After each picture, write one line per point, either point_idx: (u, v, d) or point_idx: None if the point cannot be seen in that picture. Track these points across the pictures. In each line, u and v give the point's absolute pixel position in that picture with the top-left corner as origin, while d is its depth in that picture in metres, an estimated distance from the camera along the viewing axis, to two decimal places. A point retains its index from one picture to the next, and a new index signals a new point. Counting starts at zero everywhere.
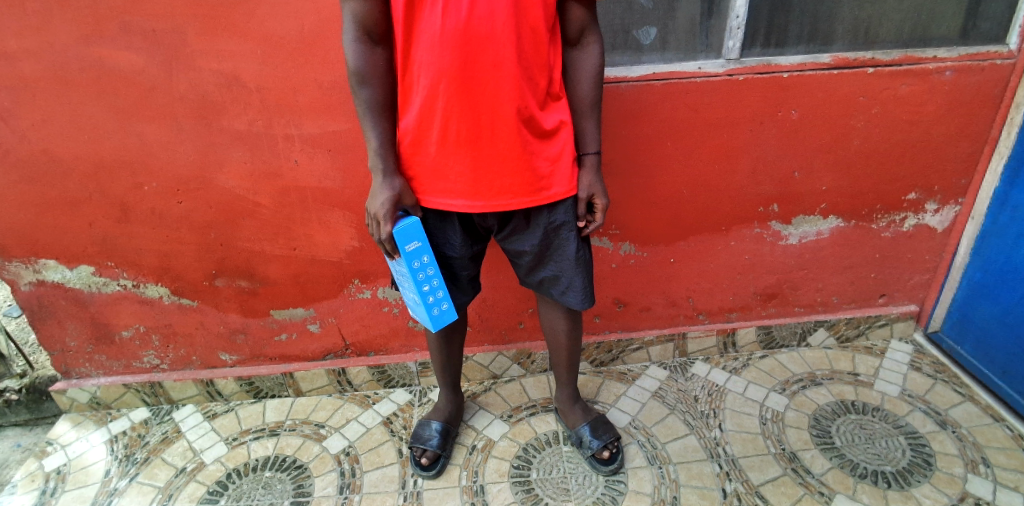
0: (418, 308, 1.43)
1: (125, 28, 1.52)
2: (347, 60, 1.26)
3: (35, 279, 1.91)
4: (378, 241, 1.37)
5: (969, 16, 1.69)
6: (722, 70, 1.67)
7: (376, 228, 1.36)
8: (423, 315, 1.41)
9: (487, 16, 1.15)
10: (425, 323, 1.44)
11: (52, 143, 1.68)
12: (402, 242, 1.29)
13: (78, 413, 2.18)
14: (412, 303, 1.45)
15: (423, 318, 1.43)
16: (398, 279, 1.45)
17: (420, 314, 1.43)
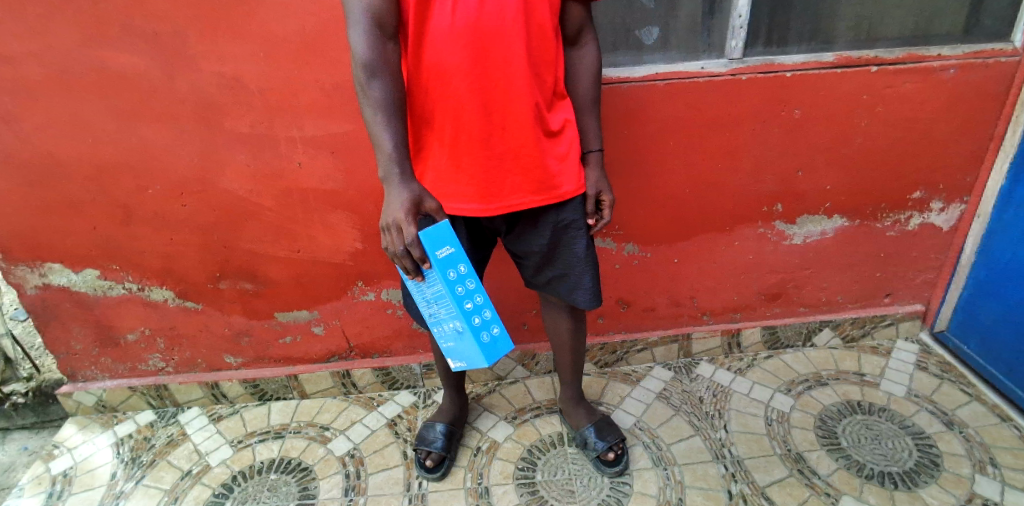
0: (462, 339, 1.34)
1: (126, 30, 1.52)
2: (355, 52, 1.15)
3: (40, 282, 1.92)
4: (401, 260, 1.24)
5: (973, 13, 1.68)
6: (725, 69, 1.66)
7: (397, 235, 1.23)
8: (475, 344, 1.32)
9: (497, 12, 1.15)
10: (475, 356, 1.34)
11: (56, 145, 1.68)
12: (436, 252, 1.21)
13: (84, 416, 2.18)
14: (453, 336, 1.34)
15: (470, 348, 1.34)
16: (430, 312, 1.35)
17: (467, 344, 1.34)
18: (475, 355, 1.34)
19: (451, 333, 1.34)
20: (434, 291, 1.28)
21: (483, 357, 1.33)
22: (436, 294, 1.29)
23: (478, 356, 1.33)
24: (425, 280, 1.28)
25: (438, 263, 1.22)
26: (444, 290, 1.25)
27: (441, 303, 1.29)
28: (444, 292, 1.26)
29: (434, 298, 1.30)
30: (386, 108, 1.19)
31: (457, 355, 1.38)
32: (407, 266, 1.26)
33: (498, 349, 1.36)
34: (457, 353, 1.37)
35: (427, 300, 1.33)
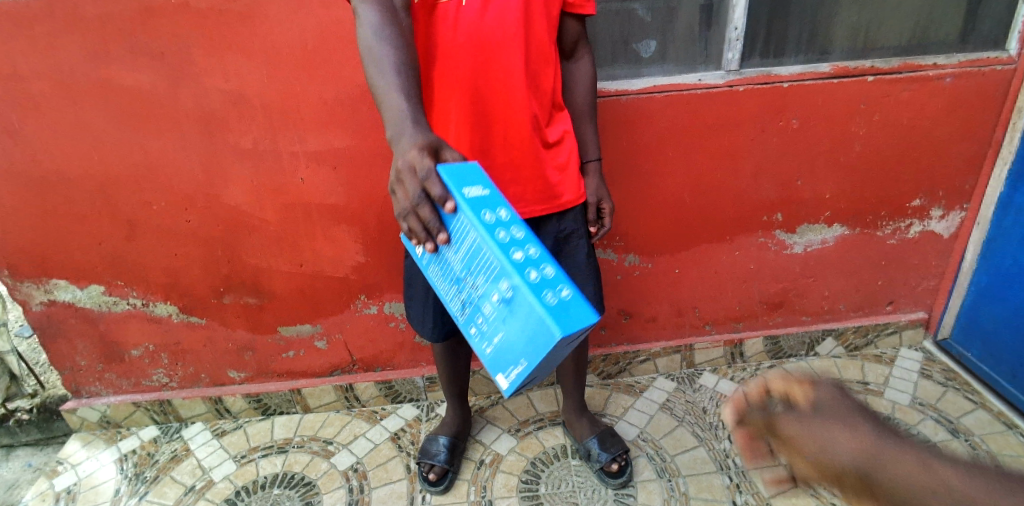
0: (516, 313, 0.95)
1: (133, 49, 1.55)
2: (362, 31, 1.09)
3: (46, 298, 1.94)
4: (420, 209, 0.96)
5: (968, 21, 1.70)
6: (722, 80, 1.68)
7: (409, 182, 0.96)
8: (535, 315, 0.92)
9: (498, 26, 1.18)
10: (539, 338, 0.92)
11: (64, 163, 1.71)
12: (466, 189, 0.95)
13: (88, 431, 2.19)
14: (503, 317, 0.96)
15: (533, 321, 0.93)
16: (468, 294, 1.01)
17: (523, 322, 0.94)
18: (539, 336, 0.92)
19: (500, 309, 0.96)
20: (468, 252, 0.97)
21: (552, 335, 0.90)
22: (471, 257, 0.97)
23: (545, 335, 0.91)
24: (455, 241, 0.98)
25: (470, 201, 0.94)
26: (481, 239, 0.94)
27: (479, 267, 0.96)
28: (481, 242, 0.94)
29: (470, 265, 0.98)
30: (397, 72, 1.06)
31: (513, 348, 0.96)
32: (427, 222, 0.97)
33: (574, 317, 0.94)
34: (513, 348, 0.96)
35: (461, 275, 1.01)
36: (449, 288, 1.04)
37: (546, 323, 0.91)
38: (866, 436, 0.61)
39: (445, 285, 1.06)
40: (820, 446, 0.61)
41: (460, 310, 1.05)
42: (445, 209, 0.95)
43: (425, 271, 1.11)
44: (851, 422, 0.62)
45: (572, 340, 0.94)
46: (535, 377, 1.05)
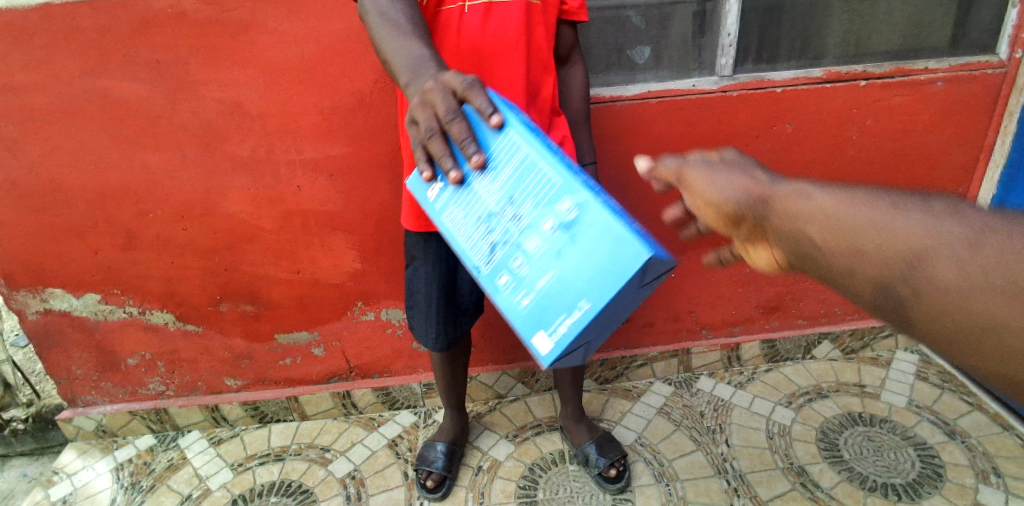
0: (581, 234, 0.81)
1: (129, 60, 1.56)
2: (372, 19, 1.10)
3: (41, 308, 1.94)
4: (456, 123, 0.89)
5: (958, 26, 1.72)
6: (716, 86, 1.70)
7: (443, 99, 0.91)
8: (607, 235, 0.79)
9: (499, 33, 1.20)
10: (614, 263, 0.78)
11: (61, 172, 1.71)
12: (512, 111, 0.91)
13: (83, 441, 2.18)
14: (559, 248, 0.81)
15: (606, 237, 0.79)
16: (507, 230, 0.86)
17: (589, 244, 0.80)
18: (614, 259, 0.78)
19: (558, 231, 0.82)
20: (515, 173, 0.86)
21: (632, 255, 0.77)
22: (519, 178, 0.86)
23: (623, 257, 0.77)
24: (497, 162, 0.88)
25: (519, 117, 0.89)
26: (535, 151, 0.85)
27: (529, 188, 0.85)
28: (535, 155, 0.85)
29: (515, 189, 0.86)
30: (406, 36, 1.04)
31: (577, 277, 0.80)
32: (464, 139, 0.89)
33: (649, 240, 0.81)
34: (574, 285, 0.80)
35: (500, 206, 0.87)
36: (479, 230, 0.89)
37: (623, 243, 0.78)
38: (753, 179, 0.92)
39: (473, 227, 0.90)
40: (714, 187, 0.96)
41: (492, 255, 0.88)
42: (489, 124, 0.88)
43: (442, 221, 0.95)
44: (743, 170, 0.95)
45: (648, 276, 0.80)
46: (585, 345, 0.85)
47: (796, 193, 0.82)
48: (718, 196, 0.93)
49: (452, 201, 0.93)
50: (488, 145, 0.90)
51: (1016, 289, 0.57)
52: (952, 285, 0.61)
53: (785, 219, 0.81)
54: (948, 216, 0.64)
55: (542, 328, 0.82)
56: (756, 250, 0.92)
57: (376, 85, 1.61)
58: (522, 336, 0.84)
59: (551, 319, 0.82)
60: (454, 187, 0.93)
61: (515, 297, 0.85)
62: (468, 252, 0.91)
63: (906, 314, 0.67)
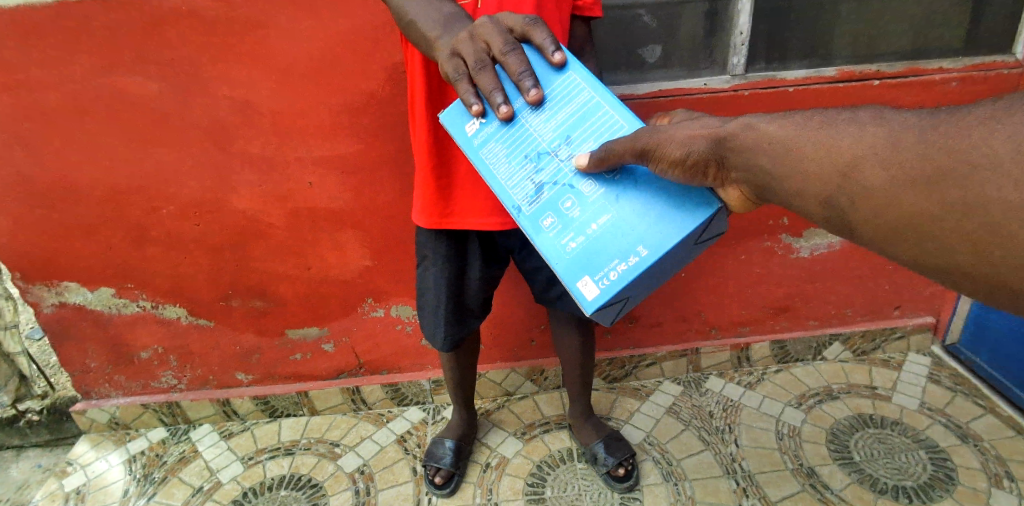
0: (630, 185, 0.94)
1: (143, 59, 1.58)
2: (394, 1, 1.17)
3: (56, 301, 1.96)
4: (516, 55, 0.97)
5: (972, 26, 1.70)
6: (727, 85, 1.69)
7: (502, 34, 0.98)
8: (662, 191, 0.92)
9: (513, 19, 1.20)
10: (670, 216, 0.90)
11: (76, 168, 1.73)
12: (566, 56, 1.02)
13: (97, 433, 2.21)
14: (617, 195, 0.93)
15: (654, 190, 0.92)
16: (562, 172, 0.97)
17: (638, 196, 0.93)
18: (671, 212, 0.90)
19: (611, 179, 0.94)
20: (575, 117, 0.97)
21: (688, 210, 0.90)
22: (579, 123, 0.97)
23: (680, 211, 0.90)
24: (556, 103, 0.98)
25: (578, 64, 1.00)
26: (599, 99, 0.97)
27: (589, 135, 0.96)
28: (597, 104, 0.97)
29: (574, 132, 0.97)
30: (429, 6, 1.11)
31: (624, 222, 0.92)
32: (522, 73, 0.97)
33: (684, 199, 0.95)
34: (628, 232, 0.91)
35: (558, 148, 0.97)
36: (528, 167, 0.99)
37: (678, 202, 0.90)
38: (709, 123, 0.85)
39: (524, 166, 0.99)
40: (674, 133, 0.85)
41: (543, 194, 0.97)
42: (552, 61, 0.98)
43: (485, 157, 1.01)
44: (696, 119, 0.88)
45: (693, 238, 0.92)
46: (621, 296, 0.95)
47: (747, 125, 0.79)
48: (685, 142, 0.83)
49: (501, 138, 1.01)
50: (546, 85, 1.00)
51: (933, 179, 0.62)
52: (883, 186, 0.65)
53: (745, 156, 0.78)
54: (872, 122, 0.68)
55: (589, 269, 0.92)
56: (725, 191, 0.86)
57: (387, 83, 1.62)
58: (567, 275, 0.93)
59: (596, 260, 0.92)
60: (502, 123, 1.00)
61: (566, 237, 0.94)
62: (516, 189, 0.99)
63: (846, 221, 0.71)
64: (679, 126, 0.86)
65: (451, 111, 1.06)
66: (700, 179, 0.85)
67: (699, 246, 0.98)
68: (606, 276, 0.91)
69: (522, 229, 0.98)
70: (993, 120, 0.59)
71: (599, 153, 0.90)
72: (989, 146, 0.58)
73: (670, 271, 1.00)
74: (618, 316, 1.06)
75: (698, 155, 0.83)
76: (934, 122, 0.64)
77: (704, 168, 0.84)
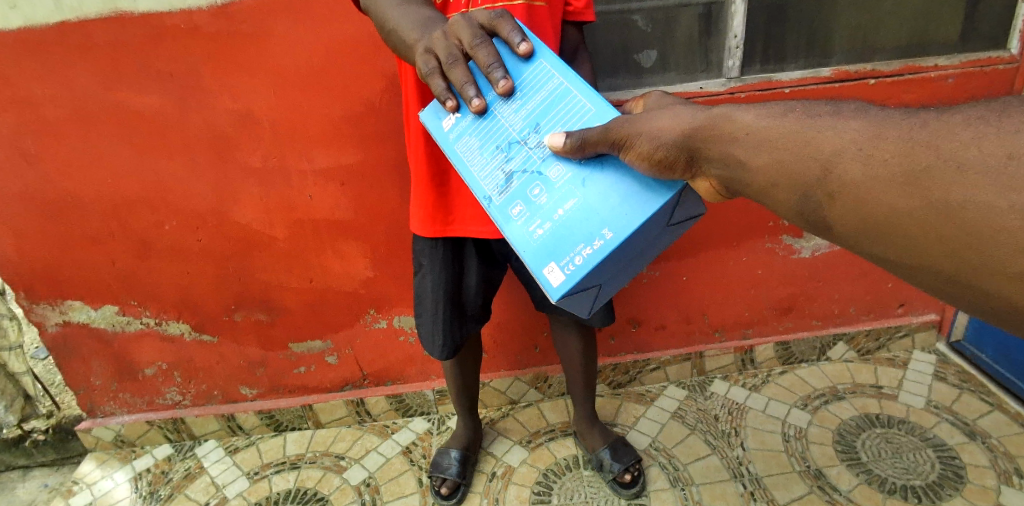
0: (600, 168, 0.91)
1: (144, 74, 1.59)
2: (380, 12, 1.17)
3: (60, 319, 1.97)
4: (483, 47, 0.99)
5: (968, 21, 1.70)
6: (723, 88, 1.70)
7: (471, 26, 1.00)
8: (632, 173, 0.89)
9: None
10: (639, 197, 0.87)
11: (79, 186, 1.74)
12: (540, 45, 1.01)
13: (102, 451, 2.21)
14: (584, 178, 0.91)
15: (622, 172, 0.90)
16: (531, 159, 0.95)
17: (606, 178, 0.90)
18: (640, 194, 0.88)
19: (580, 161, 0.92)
20: (544, 104, 0.96)
21: (656, 190, 0.87)
22: (548, 109, 0.95)
23: (647, 191, 0.87)
24: (526, 92, 0.98)
25: (549, 52, 0.99)
26: (568, 84, 0.95)
27: (557, 120, 0.94)
28: (566, 89, 0.95)
29: (543, 119, 0.95)
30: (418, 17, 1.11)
31: (591, 204, 0.90)
32: (490, 65, 0.98)
33: None
34: (595, 214, 0.89)
35: (526, 136, 0.96)
36: (498, 158, 0.98)
37: (646, 182, 0.88)
38: (682, 115, 0.82)
39: (495, 156, 0.98)
40: (645, 127, 0.82)
41: (512, 183, 0.96)
42: (519, 52, 0.98)
43: (459, 150, 1.02)
44: (671, 108, 0.85)
45: (663, 216, 0.89)
46: (592, 281, 0.94)
47: (725, 115, 0.78)
48: (654, 139, 0.81)
49: (474, 131, 1.01)
50: (517, 74, 0.99)
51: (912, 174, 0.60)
52: (852, 178, 0.64)
53: (720, 148, 0.77)
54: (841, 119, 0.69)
55: (555, 255, 0.91)
56: (693, 181, 0.85)
57: (384, 93, 1.63)
58: (534, 262, 0.92)
59: (564, 246, 0.90)
60: (475, 117, 1.01)
61: (533, 224, 0.93)
62: (487, 180, 0.98)
63: (816, 221, 0.71)
64: (649, 115, 0.84)
65: (430, 111, 1.10)
66: (670, 173, 0.83)
67: (675, 227, 0.95)
68: (572, 262, 0.89)
69: (493, 220, 0.97)
70: (954, 116, 0.61)
71: (575, 137, 0.87)
72: (964, 142, 0.57)
73: (647, 255, 0.97)
74: (597, 305, 1.04)
75: (667, 151, 0.81)
76: (911, 120, 0.64)
77: (673, 162, 0.82)
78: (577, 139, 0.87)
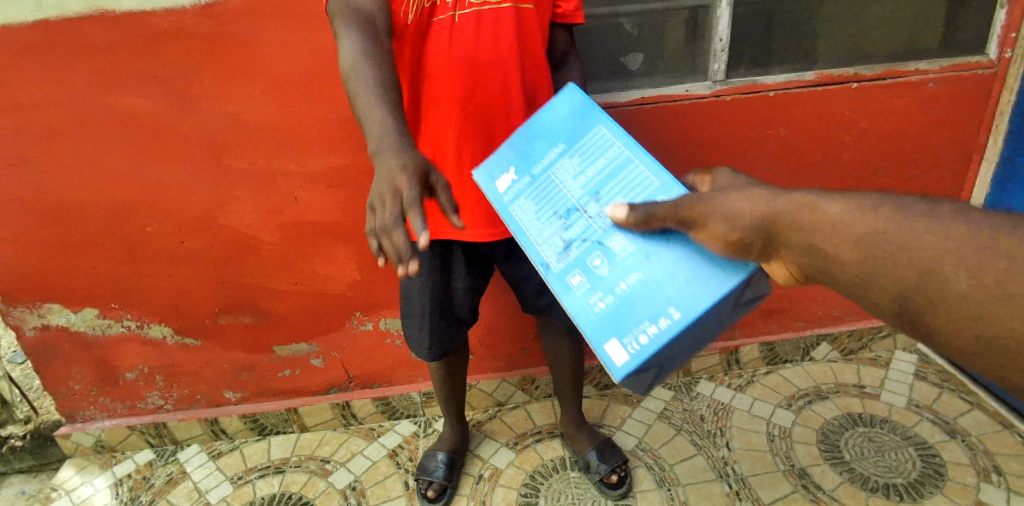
0: (665, 243, 0.87)
1: (127, 76, 1.56)
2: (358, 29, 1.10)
3: (39, 323, 1.94)
4: (393, 236, 0.93)
5: (949, 28, 1.73)
6: (709, 91, 1.72)
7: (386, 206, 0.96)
8: (699, 251, 0.85)
9: (494, 41, 1.22)
10: (708, 277, 0.83)
11: (60, 188, 1.71)
12: (602, 115, 1.06)
13: (82, 457, 2.17)
14: (648, 252, 0.88)
15: (690, 249, 0.85)
16: (591, 228, 0.95)
17: (673, 254, 0.86)
18: (709, 273, 0.83)
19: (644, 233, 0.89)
20: (605, 172, 0.99)
21: (725, 268, 0.82)
22: (609, 177, 0.98)
23: (716, 269, 0.83)
24: (586, 158, 1.02)
25: (609, 121, 1.04)
26: (630, 153, 0.98)
27: (618, 190, 0.95)
28: (627, 158, 0.98)
29: (604, 187, 0.97)
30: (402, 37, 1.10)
31: (657, 281, 0.86)
32: (401, 251, 0.92)
33: None
34: (661, 292, 0.86)
35: (587, 204, 0.97)
36: (558, 224, 0.99)
37: (715, 260, 0.83)
38: (761, 195, 0.73)
39: (554, 222, 1.00)
40: (721, 209, 0.75)
41: (571, 251, 0.95)
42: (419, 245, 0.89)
43: (515, 212, 1.04)
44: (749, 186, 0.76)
45: (733, 299, 0.85)
46: (656, 362, 0.89)
47: (808, 201, 0.69)
48: (732, 223, 0.74)
49: (532, 195, 1.04)
50: (578, 142, 1.04)
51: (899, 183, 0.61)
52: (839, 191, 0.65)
53: (798, 230, 0.68)
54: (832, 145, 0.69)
55: (618, 331, 0.87)
56: (768, 265, 0.77)
57: None
58: (595, 338, 0.89)
59: (629, 322, 0.87)
60: (532, 184, 1.05)
61: (594, 296, 0.91)
62: (545, 245, 0.99)
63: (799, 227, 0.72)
64: (728, 194, 0.76)
65: (484, 170, 1.13)
66: (745, 255, 0.76)
67: (741, 309, 0.90)
68: (636, 340, 0.85)
69: (551, 288, 0.96)
70: None
71: (640, 211, 0.84)
72: None
73: (715, 335, 0.91)
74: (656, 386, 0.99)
75: (745, 237, 0.73)
76: None
77: (751, 246, 0.74)
78: (642, 211, 0.84)
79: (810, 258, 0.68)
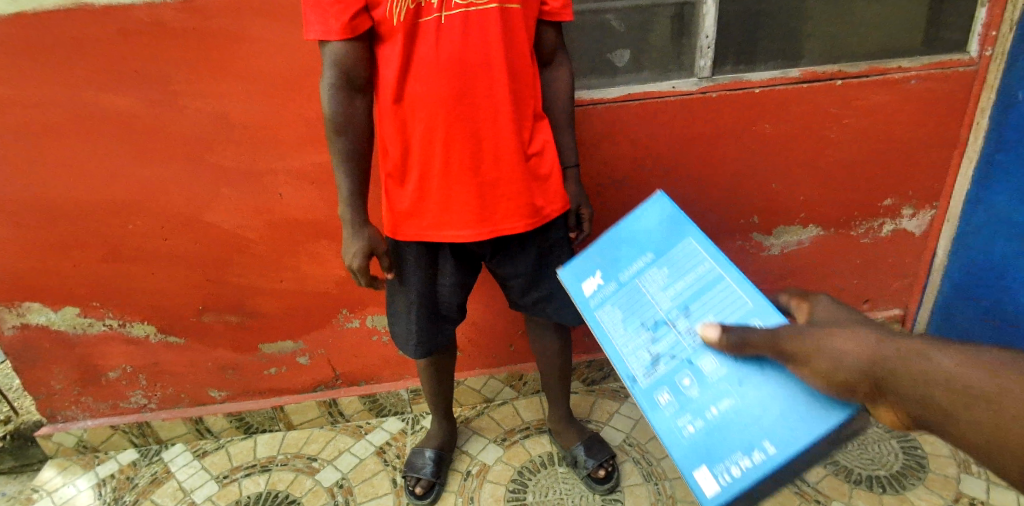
0: (759, 370, 0.87)
1: (106, 70, 1.53)
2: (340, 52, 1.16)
3: (18, 322, 1.91)
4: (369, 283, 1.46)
5: (931, 26, 1.75)
6: (695, 88, 1.73)
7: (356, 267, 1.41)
8: (795, 382, 0.83)
9: (482, 41, 1.21)
10: (806, 412, 0.80)
11: (39, 186, 1.67)
12: (693, 229, 1.11)
13: (64, 457, 2.14)
14: (740, 378, 0.88)
15: (788, 380, 0.84)
16: (679, 345, 0.97)
17: (767, 383, 0.85)
18: (806, 407, 0.81)
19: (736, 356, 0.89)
20: (693, 288, 1.02)
21: (827, 406, 0.80)
22: (697, 294, 1.00)
23: (815, 404, 0.80)
24: (676, 272, 1.06)
25: (700, 235, 1.09)
26: (720, 269, 1.01)
27: (708, 308, 0.97)
28: (718, 275, 1.00)
29: (693, 303, 1.00)
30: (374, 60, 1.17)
31: (751, 410, 0.85)
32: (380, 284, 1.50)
33: None
34: (754, 423, 0.84)
35: (675, 319, 1.00)
36: (647, 336, 1.03)
37: (815, 396, 0.81)
38: (868, 340, 0.76)
39: (641, 334, 1.04)
40: (830, 355, 0.76)
41: (659, 367, 0.98)
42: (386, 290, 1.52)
43: (603, 319, 1.11)
44: (850, 327, 0.79)
45: (837, 438, 0.80)
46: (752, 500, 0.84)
47: (920, 354, 0.72)
48: (842, 368, 0.75)
49: (621, 306, 1.10)
50: (667, 255, 1.10)
51: None
52: None
53: (910, 379, 0.71)
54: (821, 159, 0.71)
55: (708, 459, 0.85)
56: (874, 409, 0.77)
57: None
58: (684, 463, 0.87)
59: (719, 452, 0.85)
60: (619, 294, 1.12)
61: (683, 419, 0.91)
62: (633, 358, 1.02)
63: None
64: (834, 332, 0.78)
65: (569, 274, 1.23)
66: (849, 397, 0.76)
67: None
68: (727, 471, 0.83)
69: (639, 404, 0.98)
70: None
71: (732, 334, 0.87)
72: None
73: None
74: None
75: (852, 381, 0.75)
76: None
77: (857, 390, 0.75)
78: (736, 335, 0.86)
79: (918, 410, 0.70)
